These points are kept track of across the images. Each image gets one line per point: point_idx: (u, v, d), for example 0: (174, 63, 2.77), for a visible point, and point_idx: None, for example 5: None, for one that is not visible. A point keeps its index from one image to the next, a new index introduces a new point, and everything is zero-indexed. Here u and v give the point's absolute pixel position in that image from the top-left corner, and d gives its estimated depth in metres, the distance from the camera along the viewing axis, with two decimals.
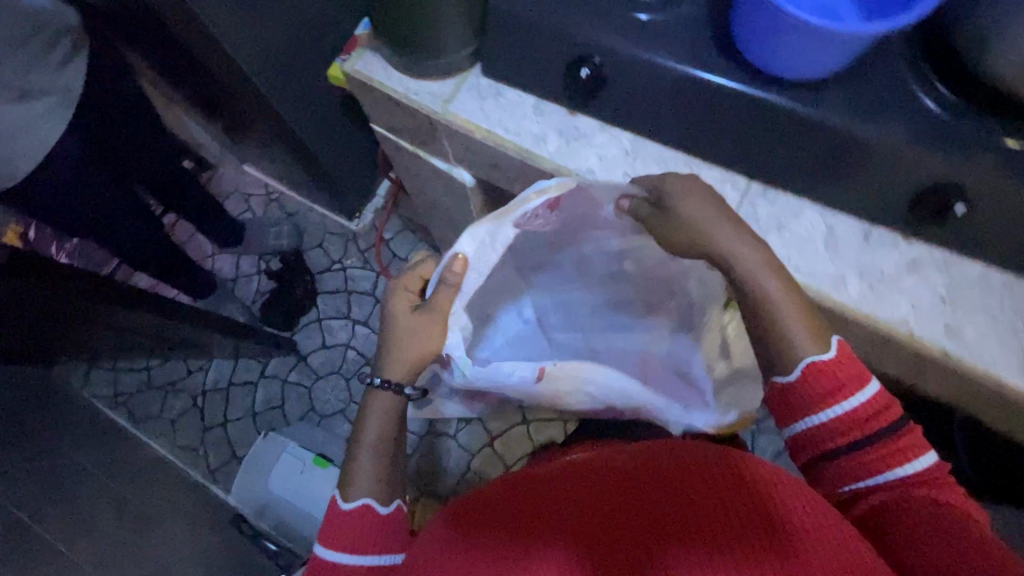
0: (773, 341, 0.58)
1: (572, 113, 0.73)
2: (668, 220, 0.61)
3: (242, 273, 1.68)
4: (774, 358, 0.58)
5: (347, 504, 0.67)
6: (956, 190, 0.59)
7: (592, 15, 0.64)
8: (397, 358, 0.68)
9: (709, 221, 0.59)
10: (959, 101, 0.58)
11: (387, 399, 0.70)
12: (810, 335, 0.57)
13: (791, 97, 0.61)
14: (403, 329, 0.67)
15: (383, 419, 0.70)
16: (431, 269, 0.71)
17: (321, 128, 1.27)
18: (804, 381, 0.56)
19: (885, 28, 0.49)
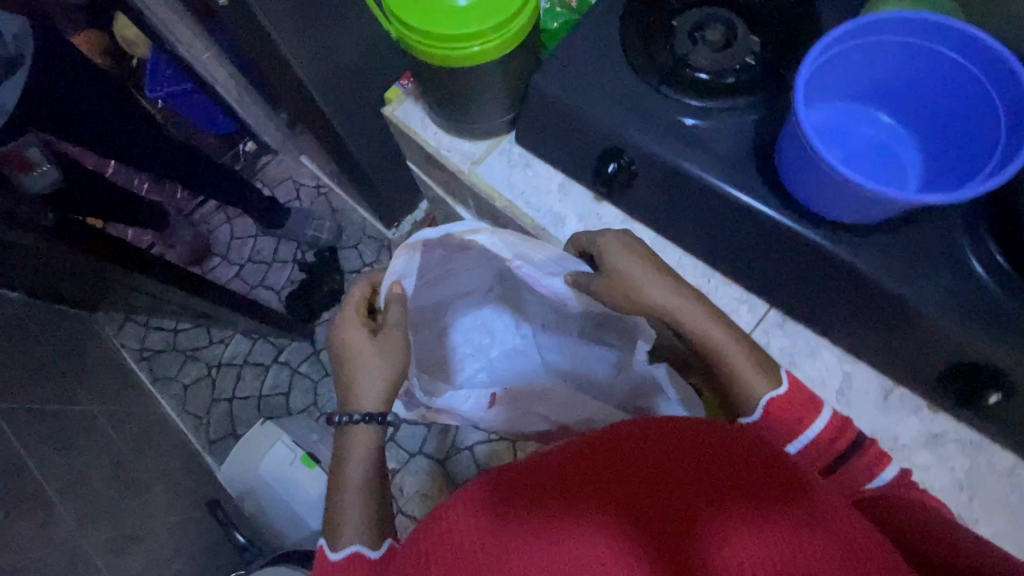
0: (734, 391, 0.58)
1: (598, 198, 0.71)
2: (605, 282, 0.61)
3: (279, 259, 1.83)
4: (738, 404, 0.58)
5: (337, 555, 0.60)
6: (996, 381, 0.53)
7: (631, 111, 0.62)
8: (366, 382, 0.69)
9: (636, 283, 0.59)
10: (1017, 278, 0.52)
11: (364, 434, 0.68)
12: (757, 377, 0.57)
13: (827, 237, 0.56)
14: (364, 348, 0.69)
15: (369, 450, 0.67)
16: (363, 288, 0.75)
17: (371, 141, 1.32)
18: (765, 420, 0.57)
19: (941, 202, 0.44)
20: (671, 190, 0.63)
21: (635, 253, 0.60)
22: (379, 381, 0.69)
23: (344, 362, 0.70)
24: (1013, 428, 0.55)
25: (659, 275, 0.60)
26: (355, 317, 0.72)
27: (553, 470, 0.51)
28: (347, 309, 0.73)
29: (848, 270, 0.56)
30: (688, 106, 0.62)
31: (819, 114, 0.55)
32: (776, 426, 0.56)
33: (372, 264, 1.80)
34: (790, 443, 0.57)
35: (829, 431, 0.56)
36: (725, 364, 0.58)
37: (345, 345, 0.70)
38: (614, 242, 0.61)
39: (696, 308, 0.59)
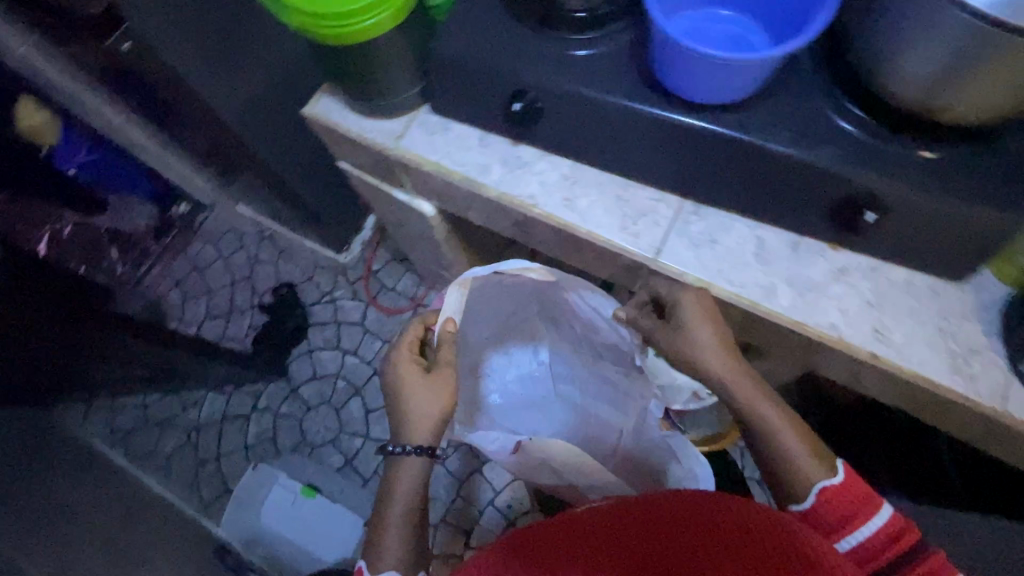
0: (774, 453, 0.66)
1: (514, 143, 0.77)
2: (671, 337, 0.69)
3: (237, 308, 1.81)
4: (790, 486, 0.65)
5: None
6: (870, 199, 0.62)
7: (524, 56, 0.70)
8: (416, 423, 0.74)
9: (704, 351, 0.67)
10: (873, 121, 0.62)
11: (411, 466, 0.73)
12: (813, 466, 0.64)
13: (710, 120, 0.65)
14: (417, 385, 0.75)
15: (415, 487, 0.73)
16: (418, 331, 0.81)
17: (312, 170, 1.34)
18: (814, 506, 0.63)
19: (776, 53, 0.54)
20: (575, 117, 0.71)
21: (712, 319, 0.67)
22: (429, 420, 0.75)
23: (397, 399, 0.76)
24: (902, 242, 0.64)
25: (722, 343, 0.67)
26: (410, 358, 0.78)
27: (615, 519, 0.52)
28: (406, 343, 0.79)
29: (734, 142, 0.65)
30: (577, 41, 0.70)
31: (681, 22, 0.64)
32: (826, 513, 0.63)
33: (331, 292, 1.80)
34: (842, 541, 0.62)
35: (886, 528, 0.62)
36: (769, 436, 0.67)
37: (398, 384, 0.76)
38: (698, 306, 0.67)
39: (750, 386, 0.68)
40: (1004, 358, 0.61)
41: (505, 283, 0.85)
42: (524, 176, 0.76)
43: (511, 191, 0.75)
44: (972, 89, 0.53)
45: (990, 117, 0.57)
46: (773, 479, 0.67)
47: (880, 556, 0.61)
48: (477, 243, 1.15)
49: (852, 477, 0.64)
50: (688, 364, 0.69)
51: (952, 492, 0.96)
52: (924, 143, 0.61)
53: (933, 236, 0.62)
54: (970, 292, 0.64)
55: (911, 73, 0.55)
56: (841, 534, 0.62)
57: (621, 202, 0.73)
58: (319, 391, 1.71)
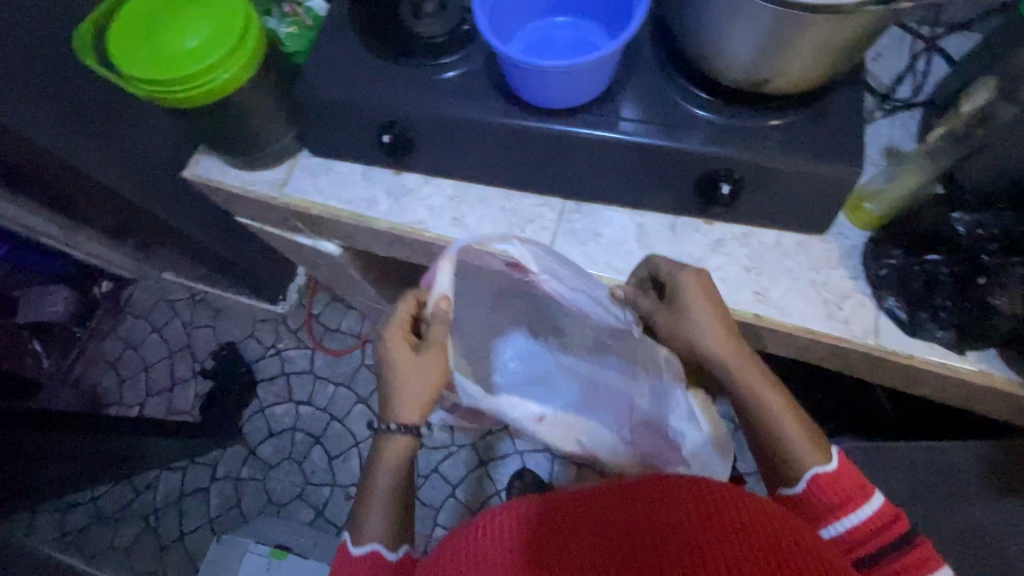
0: (770, 440, 0.64)
1: (397, 172, 0.79)
2: (667, 318, 0.67)
3: (179, 380, 1.72)
4: (780, 470, 0.63)
5: (359, 548, 0.64)
6: (726, 172, 0.66)
7: (387, 87, 0.71)
8: (404, 402, 0.66)
9: (702, 334, 0.64)
10: (717, 100, 0.66)
11: (399, 443, 0.67)
12: (809, 451, 0.62)
13: (566, 122, 0.68)
14: (405, 364, 0.65)
15: (398, 468, 0.67)
16: (411, 305, 0.68)
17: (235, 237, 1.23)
18: (806, 492, 0.61)
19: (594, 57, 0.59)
20: (449, 138, 0.72)
21: (711, 301, 0.65)
22: (420, 399, 0.66)
23: (384, 372, 0.67)
24: (764, 206, 0.68)
25: (723, 325, 0.65)
26: (401, 335, 0.67)
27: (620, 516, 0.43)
28: (394, 322, 0.67)
29: (592, 140, 0.68)
30: (444, 64, 0.72)
31: (521, 39, 0.67)
32: (815, 500, 0.61)
33: (274, 343, 1.74)
34: (826, 528, 0.60)
35: (875, 519, 0.59)
36: (771, 425, 0.63)
37: (386, 359, 0.66)
38: (699, 286, 0.65)
39: (754, 372, 0.64)
40: (871, 296, 0.65)
41: (475, 268, 0.73)
42: (411, 204, 0.77)
43: (400, 219, 0.77)
44: (785, 60, 0.58)
45: (808, 83, 0.62)
46: (767, 463, 0.65)
47: (866, 546, 0.59)
48: (394, 271, 1.15)
49: (847, 466, 0.62)
50: (693, 342, 0.66)
51: (890, 422, 1.01)
52: (766, 112, 0.65)
53: (787, 198, 0.67)
54: (834, 240, 0.68)
55: (734, 52, 0.60)
56: (829, 520, 0.60)
57: (507, 213, 0.76)
58: (278, 447, 1.64)
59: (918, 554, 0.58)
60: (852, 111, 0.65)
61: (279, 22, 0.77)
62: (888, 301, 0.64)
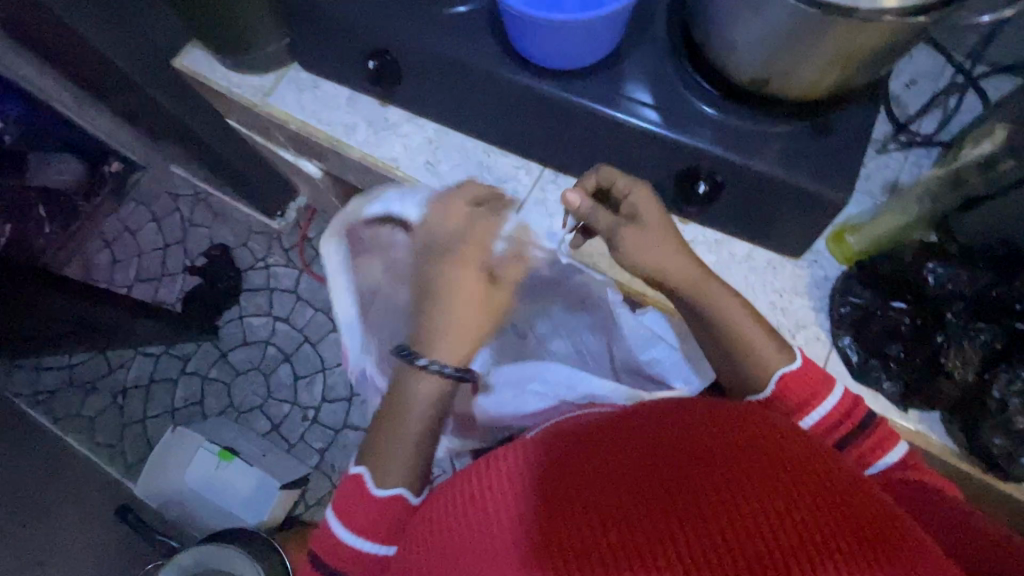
0: (739, 356, 0.54)
1: (382, 104, 0.76)
2: (636, 237, 0.54)
3: (167, 271, 1.52)
4: (745, 373, 0.54)
5: (381, 491, 0.52)
6: (706, 171, 0.63)
7: (387, 10, 0.67)
8: (460, 336, 0.56)
9: (660, 248, 0.54)
10: (717, 94, 0.62)
11: (439, 385, 0.55)
12: (773, 352, 0.54)
13: (555, 85, 0.64)
14: (478, 297, 0.57)
15: (435, 408, 0.55)
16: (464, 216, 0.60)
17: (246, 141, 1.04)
18: (775, 394, 0.53)
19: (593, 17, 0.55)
20: (440, 75, 0.68)
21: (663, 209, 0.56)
22: (476, 333, 0.56)
23: (435, 301, 0.56)
24: (735, 214, 0.65)
25: (675, 238, 0.55)
26: (471, 261, 0.58)
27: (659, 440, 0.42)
28: (469, 244, 0.58)
29: (577, 107, 0.64)
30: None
31: None
32: (788, 396, 0.53)
33: (265, 258, 1.52)
34: (802, 419, 0.53)
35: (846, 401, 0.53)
36: (741, 347, 0.54)
37: (451, 287, 0.56)
38: (647, 201, 0.55)
39: (712, 282, 0.54)
40: (827, 332, 0.63)
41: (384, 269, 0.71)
42: (387, 140, 0.76)
43: (374, 152, 0.75)
44: (796, 63, 0.53)
45: (814, 92, 0.57)
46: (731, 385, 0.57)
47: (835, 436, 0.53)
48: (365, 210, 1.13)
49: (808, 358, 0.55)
50: (645, 267, 0.55)
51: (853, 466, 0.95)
52: (773, 114, 0.61)
53: (762, 210, 0.63)
54: (807, 267, 0.65)
55: (741, 43, 0.55)
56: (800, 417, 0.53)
57: (482, 168, 0.75)
58: (248, 355, 1.49)
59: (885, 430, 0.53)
60: (857, 134, 0.60)
61: None
62: (844, 341, 0.61)
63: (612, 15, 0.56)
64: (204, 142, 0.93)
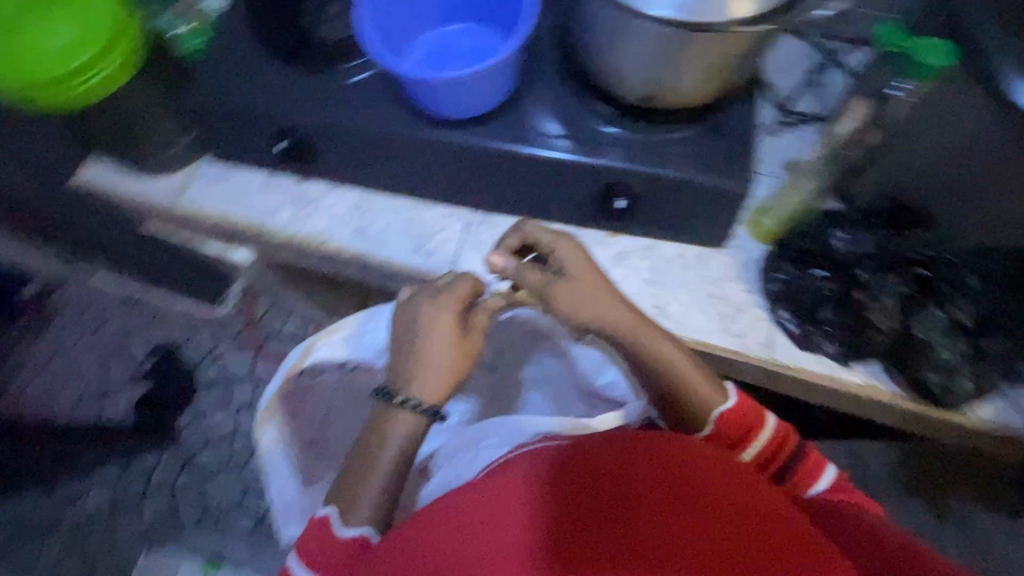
0: (679, 397, 0.60)
1: (301, 180, 0.76)
2: (559, 292, 0.61)
3: (110, 385, 1.35)
4: (687, 417, 0.60)
5: (350, 530, 0.54)
6: (624, 187, 0.66)
7: (288, 91, 0.68)
8: (429, 380, 0.60)
9: (584, 297, 0.61)
10: (616, 113, 0.66)
11: (409, 423, 0.58)
12: (711, 390, 0.60)
13: (462, 133, 0.67)
14: (445, 345, 0.60)
15: (408, 442, 0.58)
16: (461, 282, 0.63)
17: None
18: (717, 431, 0.59)
19: (481, 70, 0.59)
20: (352, 143, 0.70)
21: (584, 255, 0.63)
22: (442, 380, 0.60)
23: (413, 346, 0.61)
24: (660, 219, 0.69)
25: (601, 289, 0.61)
26: (455, 309, 0.61)
27: (645, 467, 0.46)
28: (450, 297, 0.62)
29: (490, 149, 0.66)
30: (352, 68, 0.69)
31: (418, 46, 0.67)
32: (727, 429, 0.59)
33: (216, 350, 1.38)
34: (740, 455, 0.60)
35: (777, 437, 0.60)
36: (682, 387, 0.59)
37: (425, 329, 0.60)
38: (570, 253, 0.62)
39: (645, 326, 0.60)
40: (766, 308, 0.66)
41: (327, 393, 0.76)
42: (310, 216, 0.75)
43: (300, 230, 0.75)
44: (677, 76, 0.58)
45: (697, 98, 0.62)
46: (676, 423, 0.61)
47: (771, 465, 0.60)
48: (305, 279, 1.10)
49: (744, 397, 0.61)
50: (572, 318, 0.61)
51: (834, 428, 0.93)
52: (672, 121, 0.65)
53: (682, 210, 0.67)
54: (732, 254, 0.69)
55: (624, 66, 0.59)
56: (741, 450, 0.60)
57: (412, 223, 0.75)
58: (215, 456, 1.36)
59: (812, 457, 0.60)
60: (745, 126, 0.65)
61: (171, 20, 0.71)
62: (781, 313, 0.65)
63: (503, 61, 0.59)
64: (121, 248, 0.87)
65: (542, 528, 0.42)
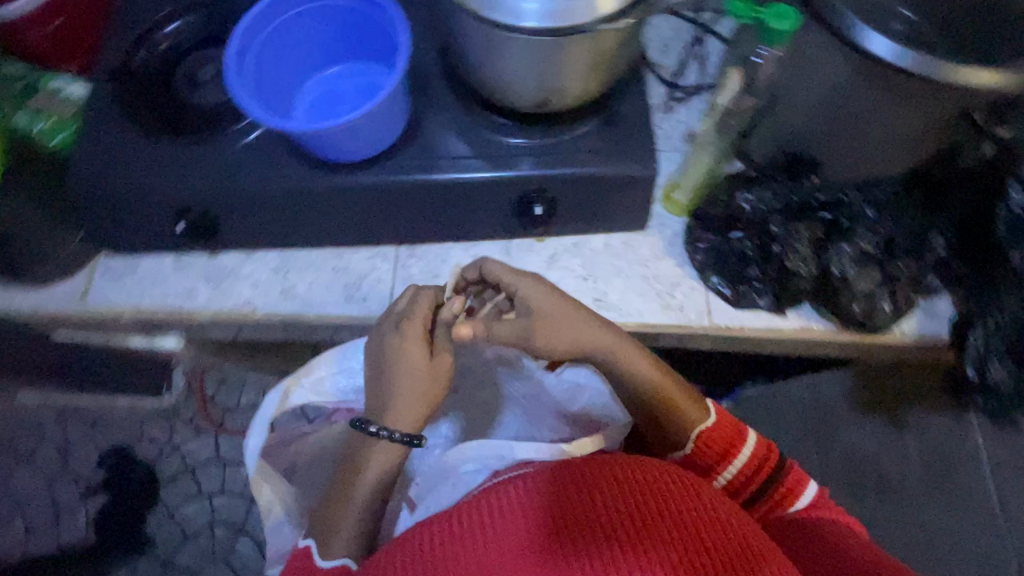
0: (665, 419, 0.61)
1: (213, 255, 0.73)
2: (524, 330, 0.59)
3: (63, 506, 1.24)
4: (670, 436, 0.61)
5: (327, 563, 0.52)
6: (539, 192, 0.67)
7: (177, 166, 0.65)
8: (404, 407, 0.58)
9: (555, 327, 0.59)
10: (515, 123, 0.67)
11: (390, 453, 0.58)
12: (693, 409, 0.61)
13: (368, 172, 0.66)
14: (415, 370, 0.59)
15: (385, 474, 0.57)
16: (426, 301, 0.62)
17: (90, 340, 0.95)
18: (696, 450, 0.60)
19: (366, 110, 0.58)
20: (258, 204, 0.67)
21: (555, 293, 0.60)
22: (416, 404, 0.59)
23: (383, 372, 0.59)
24: (583, 214, 0.70)
25: (576, 314, 0.60)
26: (420, 333, 0.60)
27: (624, 493, 0.45)
28: (416, 321, 0.60)
29: (399, 182, 0.66)
30: (241, 129, 0.67)
31: (305, 96, 0.66)
32: (705, 453, 0.60)
33: (172, 441, 1.26)
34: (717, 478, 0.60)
35: (758, 455, 0.60)
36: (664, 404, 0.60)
37: (391, 359, 0.59)
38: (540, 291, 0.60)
39: (626, 346, 0.60)
40: (698, 278, 0.69)
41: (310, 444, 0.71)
42: (231, 289, 0.72)
43: (224, 305, 0.71)
44: (561, 79, 0.59)
45: (585, 95, 0.63)
46: (656, 437, 0.62)
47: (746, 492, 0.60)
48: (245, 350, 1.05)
49: (723, 415, 0.61)
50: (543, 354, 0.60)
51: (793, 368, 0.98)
52: (570, 118, 0.67)
53: (599, 201, 0.68)
54: (655, 233, 0.71)
55: (510, 78, 0.60)
56: (718, 472, 0.60)
57: (339, 273, 0.72)
58: (195, 552, 1.22)
59: (793, 476, 0.59)
60: (639, 109, 0.67)
61: (31, 115, 0.66)
62: (712, 280, 0.68)
63: (390, 92, 0.59)
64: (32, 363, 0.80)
65: (527, 541, 0.43)
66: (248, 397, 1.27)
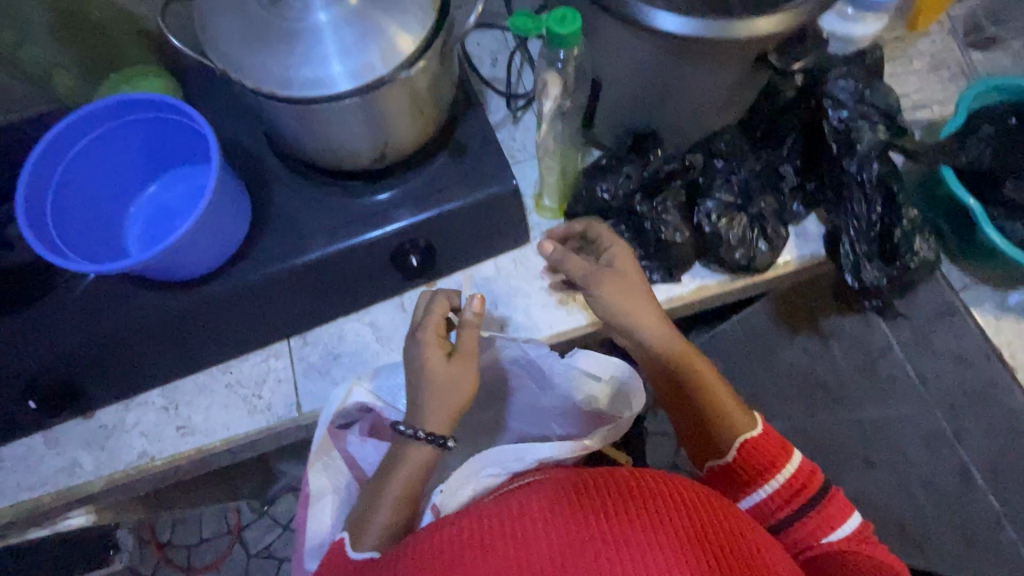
0: (710, 414, 0.60)
1: (88, 417, 0.66)
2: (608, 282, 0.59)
3: None
4: (712, 436, 0.60)
5: (358, 555, 0.48)
6: (412, 240, 0.65)
7: (9, 342, 0.59)
8: (437, 407, 0.54)
9: (625, 281, 0.59)
10: (364, 181, 0.65)
11: (422, 457, 0.53)
12: (741, 413, 0.60)
13: (224, 278, 0.61)
14: (437, 374, 0.54)
15: (417, 477, 0.52)
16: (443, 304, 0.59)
17: None
18: (737, 458, 0.58)
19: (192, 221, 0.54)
20: (115, 349, 0.61)
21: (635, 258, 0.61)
22: (448, 408, 0.54)
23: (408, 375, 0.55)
24: (465, 246, 0.69)
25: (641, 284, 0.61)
26: (436, 339, 0.56)
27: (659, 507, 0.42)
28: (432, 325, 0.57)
29: (263, 275, 0.61)
30: (70, 281, 0.61)
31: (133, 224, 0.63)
32: (745, 469, 0.58)
33: None
34: (746, 498, 0.58)
35: (800, 476, 0.57)
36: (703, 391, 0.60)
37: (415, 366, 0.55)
38: (617, 248, 0.62)
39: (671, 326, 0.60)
40: None
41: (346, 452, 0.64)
42: (120, 446, 0.65)
43: (116, 466, 0.64)
44: (388, 130, 0.58)
45: (419, 137, 0.62)
46: (700, 441, 0.61)
47: (781, 515, 0.57)
48: (180, 491, 0.96)
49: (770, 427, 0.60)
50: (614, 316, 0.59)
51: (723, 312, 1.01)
52: (417, 160, 0.65)
53: (475, 229, 0.67)
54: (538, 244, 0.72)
55: (337, 142, 0.58)
56: (754, 487, 0.58)
57: (235, 387, 0.67)
58: None
59: (831, 506, 0.56)
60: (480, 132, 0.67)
61: None
62: None
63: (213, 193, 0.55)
64: None
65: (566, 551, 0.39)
66: (205, 530, 1.16)
